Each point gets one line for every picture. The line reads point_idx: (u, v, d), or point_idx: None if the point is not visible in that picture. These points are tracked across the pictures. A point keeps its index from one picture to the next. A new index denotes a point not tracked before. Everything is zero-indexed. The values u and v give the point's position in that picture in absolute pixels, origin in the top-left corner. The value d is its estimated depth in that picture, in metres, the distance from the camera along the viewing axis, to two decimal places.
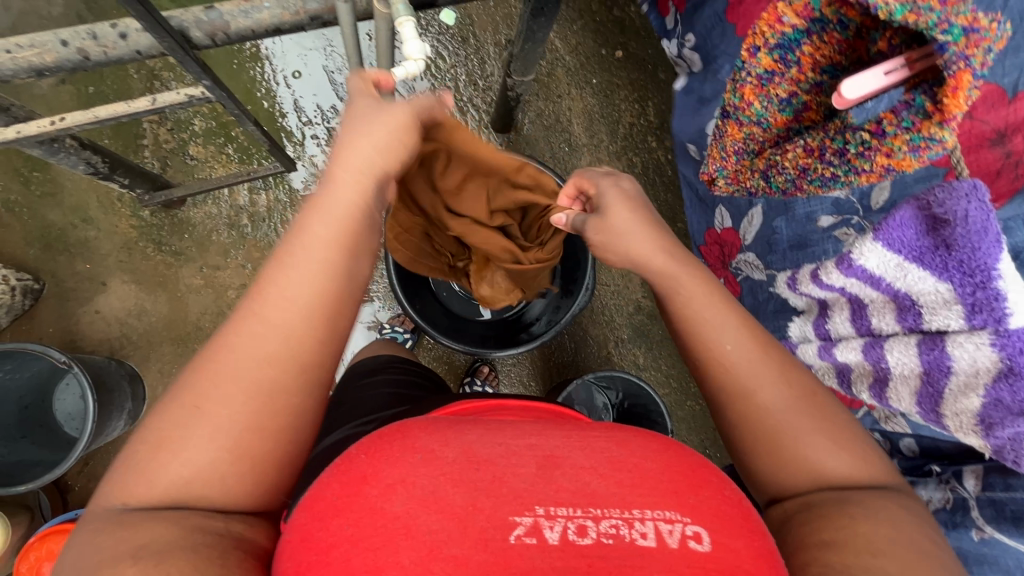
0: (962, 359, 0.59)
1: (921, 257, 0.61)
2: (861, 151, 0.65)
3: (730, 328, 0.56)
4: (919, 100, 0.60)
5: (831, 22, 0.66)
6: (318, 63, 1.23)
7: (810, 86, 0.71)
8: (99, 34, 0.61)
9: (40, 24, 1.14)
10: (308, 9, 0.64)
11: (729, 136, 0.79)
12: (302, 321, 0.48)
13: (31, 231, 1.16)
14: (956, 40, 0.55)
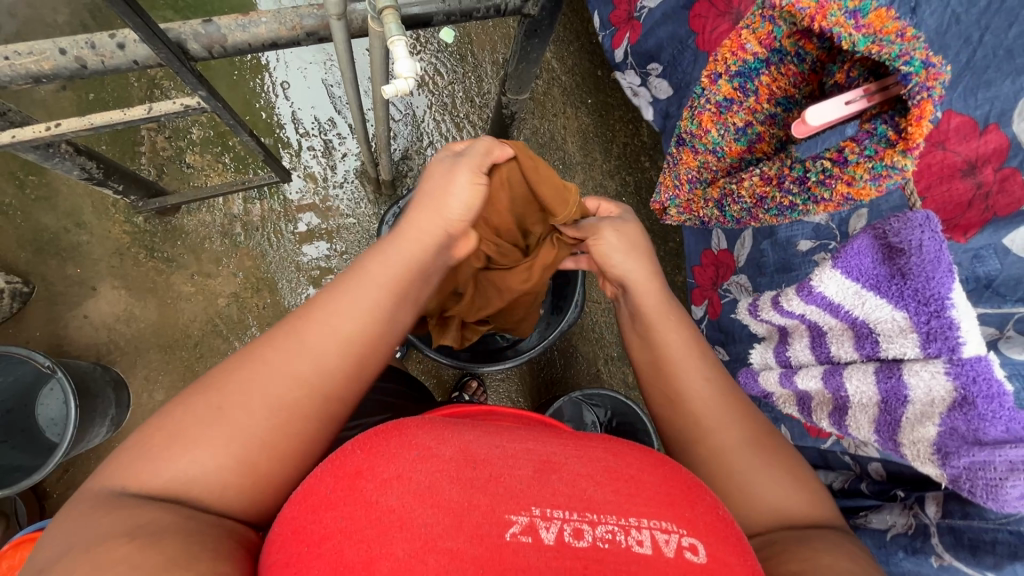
0: (917, 389, 0.52)
1: (879, 284, 0.53)
2: (819, 180, 0.58)
3: (702, 366, 0.61)
4: (880, 129, 0.52)
5: (789, 53, 0.58)
6: (317, 76, 1.25)
7: (765, 117, 0.64)
8: (97, 44, 0.62)
9: (44, 32, 1.16)
10: (305, 25, 0.66)
11: (684, 162, 0.73)
12: (334, 358, 0.52)
13: (24, 233, 1.16)
14: (916, 72, 0.46)
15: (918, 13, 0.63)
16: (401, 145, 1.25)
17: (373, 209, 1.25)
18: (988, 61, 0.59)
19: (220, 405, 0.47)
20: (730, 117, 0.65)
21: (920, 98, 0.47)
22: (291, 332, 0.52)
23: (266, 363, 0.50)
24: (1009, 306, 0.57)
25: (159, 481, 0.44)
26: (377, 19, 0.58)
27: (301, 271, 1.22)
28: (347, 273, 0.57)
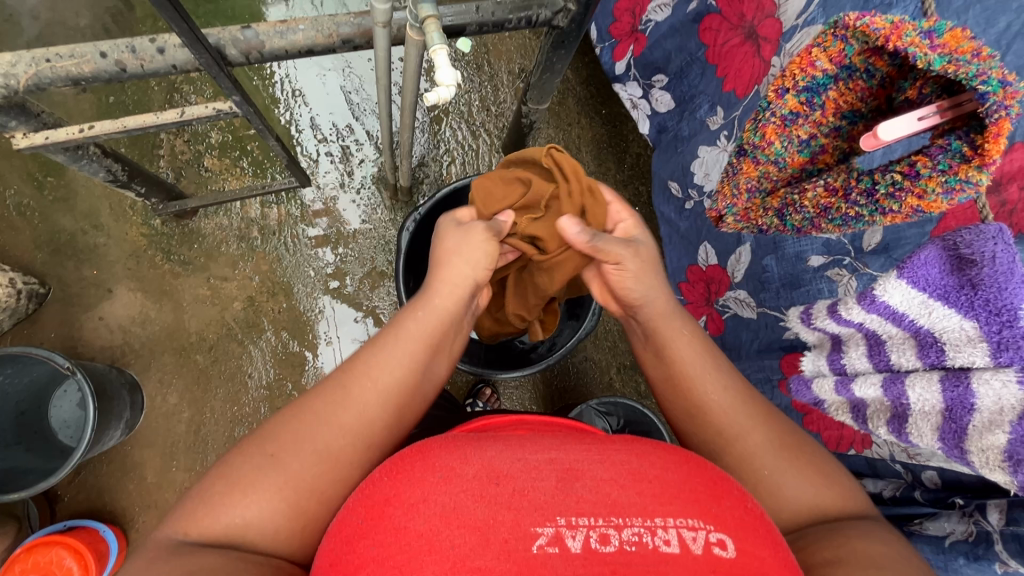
0: (986, 397, 0.52)
1: (948, 294, 0.53)
2: (889, 192, 0.57)
3: (717, 373, 0.61)
4: (954, 145, 0.52)
5: (859, 69, 0.57)
6: (336, 83, 1.26)
7: (829, 130, 0.63)
8: (138, 48, 0.63)
9: (66, 34, 1.17)
10: (341, 33, 0.67)
11: (742, 172, 0.69)
12: (379, 406, 0.53)
13: (41, 235, 1.16)
14: (996, 90, 0.47)
15: None
16: (418, 153, 1.26)
17: (390, 215, 1.25)
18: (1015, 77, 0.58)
19: (274, 453, 0.49)
20: (797, 129, 0.63)
21: (999, 117, 0.47)
22: (339, 383, 0.53)
23: (315, 416, 0.51)
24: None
25: (222, 525, 0.46)
26: (417, 28, 0.61)
27: (318, 277, 1.22)
28: (386, 328, 0.58)
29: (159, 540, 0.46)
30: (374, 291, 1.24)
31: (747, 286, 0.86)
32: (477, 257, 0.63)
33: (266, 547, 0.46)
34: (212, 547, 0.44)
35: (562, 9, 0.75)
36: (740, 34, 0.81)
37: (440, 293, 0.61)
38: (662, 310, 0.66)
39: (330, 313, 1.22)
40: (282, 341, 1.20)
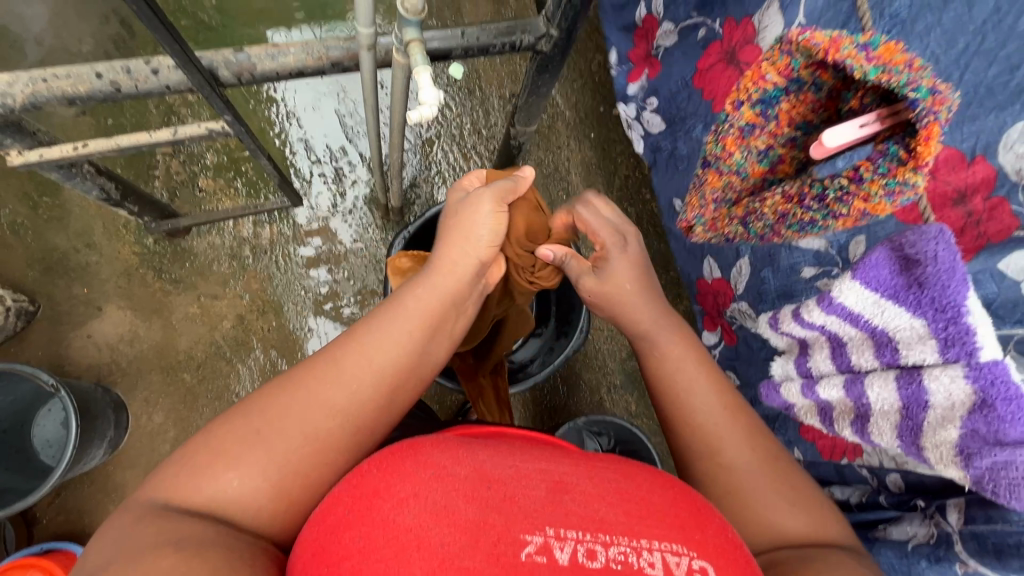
0: (939, 393, 0.52)
1: (897, 292, 0.54)
2: (838, 197, 0.67)
3: (707, 384, 0.60)
4: (892, 150, 0.62)
5: (806, 82, 0.70)
6: (330, 106, 1.29)
7: (785, 141, 0.75)
8: (133, 69, 0.66)
9: (69, 59, 1.20)
10: (331, 56, 0.70)
11: (708, 182, 0.84)
12: (371, 387, 0.52)
13: (33, 252, 1.17)
14: (923, 97, 0.58)
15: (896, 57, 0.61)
16: (409, 173, 1.28)
17: (381, 234, 1.27)
18: (971, 97, 0.57)
19: (260, 428, 0.48)
20: (754, 140, 0.77)
21: (928, 120, 0.58)
22: (329, 365, 0.52)
23: (303, 390, 0.50)
24: (1008, 329, 0.55)
25: (202, 496, 0.46)
26: (403, 50, 0.64)
27: (308, 295, 1.23)
28: (390, 303, 0.58)
29: (140, 505, 0.46)
30: (364, 309, 1.24)
31: (747, 298, 0.82)
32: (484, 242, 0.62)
33: (244, 525, 0.46)
34: (191, 516, 0.44)
35: (545, 33, 0.78)
36: (731, 62, 0.79)
37: (444, 274, 0.60)
38: (675, 338, 0.64)
39: (319, 331, 1.22)
40: (270, 360, 1.20)
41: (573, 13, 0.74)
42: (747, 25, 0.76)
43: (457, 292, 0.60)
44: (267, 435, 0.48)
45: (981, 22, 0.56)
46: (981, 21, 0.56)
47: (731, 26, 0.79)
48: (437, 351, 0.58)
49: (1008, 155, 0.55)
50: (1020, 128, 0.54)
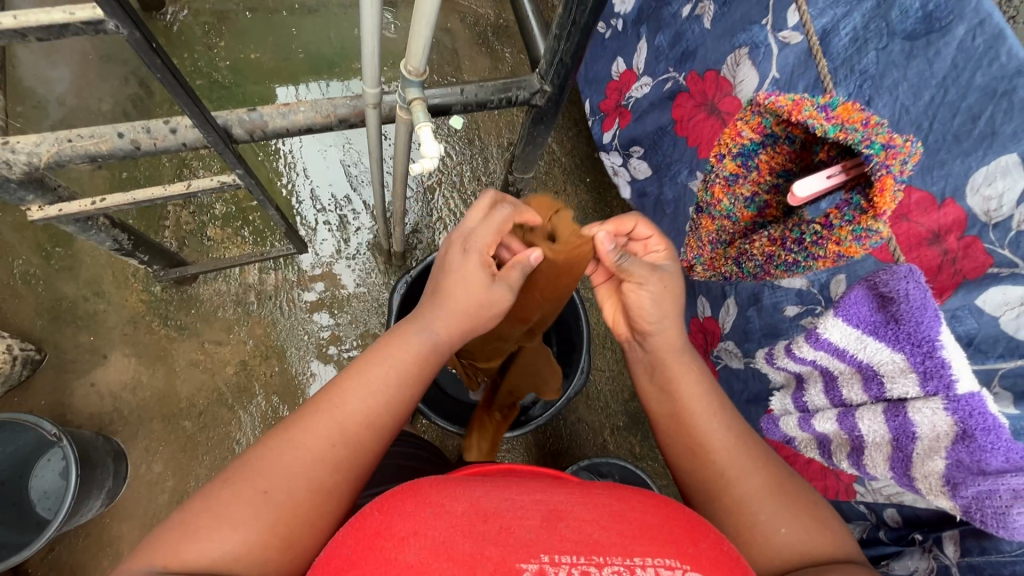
0: (924, 425, 0.53)
1: (877, 327, 0.56)
2: (814, 240, 0.65)
3: (717, 413, 0.59)
4: (855, 199, 0.60)
5: (781, 137, 0.64)
6: (336, 157, 1.34)
7: (768, 188, 0.70)
8: (152, 129, 0.70)
9: (89, 118, 1.26)
10: (338, 113, 0.75)
11: (702, 225, 0.81)
12: (361, 420, 0.53)
13: (43, 302, 1.19)
14: (877, 152, 0.55)
15: (871, 106, 0.64)
16: (411, 219, 1.32)
17: (384, 279, 1.29)
18: (939, 144, 0.58)
19: (265, 488, 0.49)
20: (742, 185, 0.71)
21: (880, 174, 0.55)
22: (320, 401, 0.53)
23: (294, 426, 0.52)
24: (992, 362, 0.56)
25: (207, 559, 0.46)
26: (405, 108, 0.69)
27: (311, 341, 1.24)
28: (376, 343, 0.58)
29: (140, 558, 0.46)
30: None
31: (736, 337, 0.85)
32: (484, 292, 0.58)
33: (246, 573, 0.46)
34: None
35: (539, 89, 0.83)
36: (707, 110, 0.85)
37: (431, 319, 0.58)
38: (672, 343, 0.63)
39: (322, 376, 1.23)
40: (272, 406, 1.20)
41: (566, 70, 0.79)
42: (718, 79, 0.82)
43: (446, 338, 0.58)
44: (274, 481, 0.49)
45: (940, 77, 0.58)
46: (942, 76, 0.58)
47: (696, 79, 0.86)
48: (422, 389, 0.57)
49: (975, 197, 0.56)
50: (985, 172, 0.56)
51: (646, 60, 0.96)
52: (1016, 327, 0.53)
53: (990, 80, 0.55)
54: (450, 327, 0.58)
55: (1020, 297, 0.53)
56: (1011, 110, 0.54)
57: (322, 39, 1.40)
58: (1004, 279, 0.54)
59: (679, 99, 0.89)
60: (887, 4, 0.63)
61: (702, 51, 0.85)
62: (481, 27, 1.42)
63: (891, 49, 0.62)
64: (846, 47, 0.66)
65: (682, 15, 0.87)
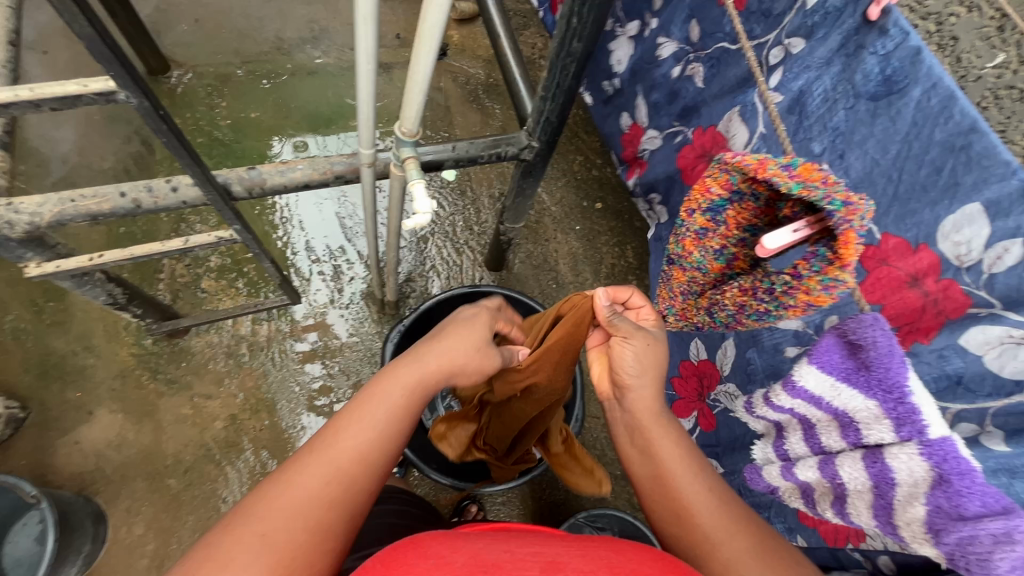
0: (901, 471, 0.50)
1: (847, 374, 0.53)
2: (784, 290, 0.54)
3: (699, 474, 0.60)
4: (821, 252, 0.50)
5: (746, 193, 0.55)
6: (331, 210, 1.38)
7: (735, 242, 0.58)
8: (154, 188, 0.72)
9: (90, 175, 1.30)
10: (334, 170, 0.78)
11: (672, 277, 0.65)
12: (364, 473, 0.54)
13: (31, 357, 1.18)
14: (838, 208, 0.46)
15: (845, 160, 0.67)
16: (405, 268, 1.35)
17: (377, 327, 1.30)
18: (909, 194, 0.61)
19: (265, 533, 0.48)
20: (710, 238, 0.59)
21: (844, 229, 0.47)
22: (320, 455, 0.53)
23: (296, 479, 0.51)
24: (982, 401, 0.54)
25: None
26: (399, 165, 0.73)
27: (302, 393, 1.23)
28: (366, 391, 0.58)
29: None
30: None
31: (735, 380, 0.86)
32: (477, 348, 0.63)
33: None
34: None
35: (527, 145, 0.88)
36: (706, 162, 0.88)
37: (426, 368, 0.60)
38: (648, 405, 0.63)
39: (313, 429, 1.21)
40: (261, 461, 1.17)
41: (552, 127, 0.84)
42: (715, 133, 0.85)
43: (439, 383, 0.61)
44: (276, 528, 0.48)
45: (904, 133, 0.61)
46: (905, 132, 0.61)
47: (700, 132, 0.89)
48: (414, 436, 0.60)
49: (945, 243, 0.57)
50: (952, 220, 0.57)
51: (647, 115, 1.01)
52: (1000, 364, 0.53)
53: (948, 136, 0.57)
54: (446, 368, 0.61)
55: (1000, 335, 0.53)
56: (969, 163, 0.55)
57: (320, 98, 1.47)
58: (983, 319, 0.54)
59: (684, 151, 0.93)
60: (851, 68, 0.66)
61: (700, 107, 0.88)
62: (472, 86, 1.50)
63: (858, 108, 0.66)
64: (819, 106, 0.70)
65: (672, 75, 0.93)
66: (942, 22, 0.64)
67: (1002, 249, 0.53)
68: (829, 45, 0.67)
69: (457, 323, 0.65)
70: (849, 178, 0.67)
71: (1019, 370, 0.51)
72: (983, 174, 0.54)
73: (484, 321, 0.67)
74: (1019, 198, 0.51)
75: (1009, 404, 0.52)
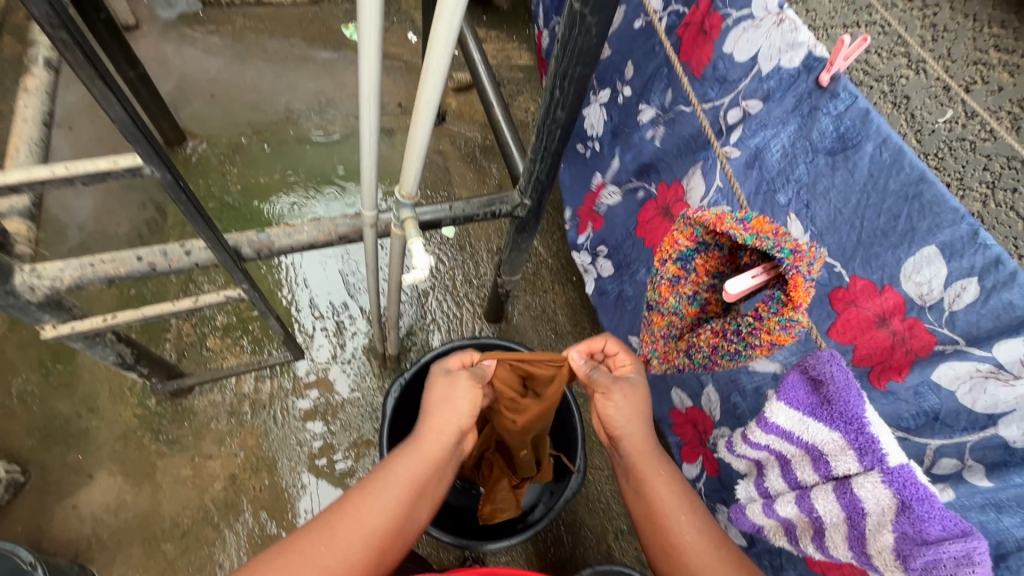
0: (870, 500, 0.52)
1: (813, 407, 0.56)
2: (750, 331, 0.54)
3: (694, 515, 0.62)
4: (777, 294, 0.50)
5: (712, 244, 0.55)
6: (335, 267, 1.43)
7: (708, 286, 0.58)
8: (169, 252, 0.77)
9: (106, 240, 1.36)
10: (339, 231, 0.83)
11: (652, 322, 0.64)
12: (363, 547, 0.58)
13: (35, 420, 1.19)
14: (787, 254, 0.47)
15: (812, 209, 0.71)
16: (406, 322, 1.38)
17: (378, 382, 1.32)
18: (873, 239, 0.64)
19: None
20: (684, 285, 0.58)
21: (792, 275, 0.46)
22: (325, 526, 0.59)
23: (298, 551, 0.56)
24: (959, 436, 0.57)
25: None
26: (400, 225, 0.78)
27: (303, 451, 1.23)
28: (377, 469, 0.65)
29: None
30: (359, 462, 1.23)
31: (726, 424, 0.86)
32: (459, 413, 0.67)
33: None
34: None
35: (520, 203, 0.93)
36: (663, 214, 0.95)
37: (425, 443, 0.65)
38: (641, 447, 0.65)
39: (313, 489, 1.20)
40: (259, 522, 1.16)
41: (542, 187, 0.89)
42: (674, 187, 0.93)
43: (439, 458, 0.65)
44: None
45: (862, 183, 0.65)
46: (862, 183, 0.65)
47: (665, 188, 0.95)
48: (419, 515, 0.64)
49: (909, 283, 0.60)
50: (913, 261, 0.60)
51: (614, 173, 1.09)
52: (972, 399, 0.55)
53: (901, 186, 0.61)
54: (439, 439, 0.66)
55: (967, 370, 0.55)
56: (922, 210, 0.59)
57: (327, 163, 1.55)
58: (950, 355, 0.57)
59: (646, 206, 0.99)
60: (807, 127, 0.70)
61: (657, 166, 0.97)
62: (469, 148, 1.60)
63: (817, 162, 0.70)
64: (781, 161, 0.74)
65: (646, 137, 0.99)
66: (895, 83, 0.70)
67: (960, 288, 0.55)
68: (786, 106, 0.72)
69: (437, 390, 0.69)
70: (814, 226, 0.70)
71: (989, 404, 0.54)
72: (936, 220, 0.58)
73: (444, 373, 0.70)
74: (971, 241, 0.55)
75: (984, 437, 0.55)
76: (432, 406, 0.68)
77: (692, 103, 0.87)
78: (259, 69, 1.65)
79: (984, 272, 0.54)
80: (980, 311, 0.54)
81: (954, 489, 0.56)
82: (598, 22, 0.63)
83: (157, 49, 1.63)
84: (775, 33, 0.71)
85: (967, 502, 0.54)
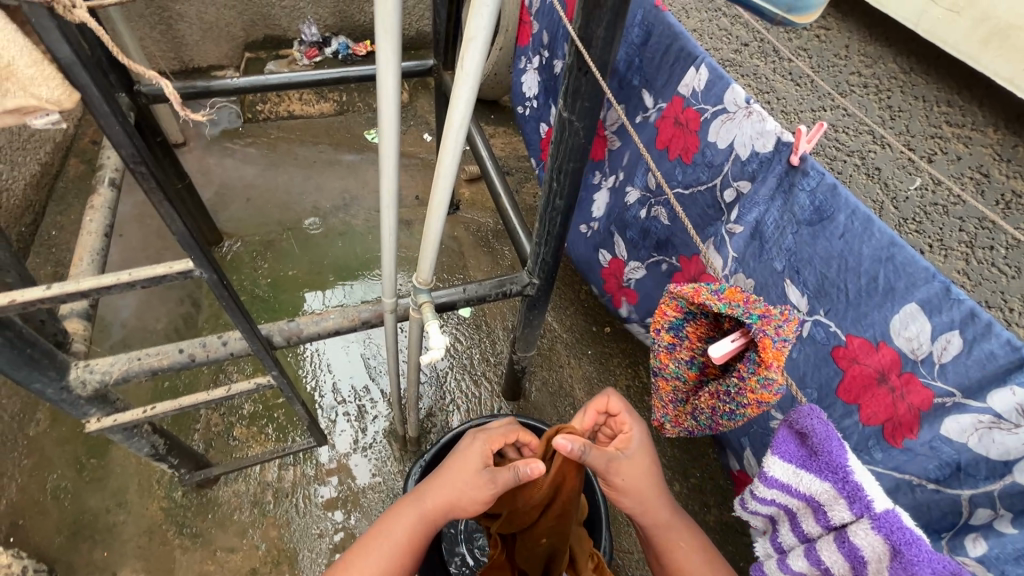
0: (868, 548, 0.46)
1: (805, 460, 0.49)
2: (736, 391, 0.52)
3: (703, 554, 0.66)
4: (752, 356, 0.50)
5: (698, 312, 0.56)
6: (357, 351, 1.48)
7: (702, 351, 0.58)
8: (208, 343, 0.84)
9: (145, 336, 1.45)
10: (361, 317, 0.90)
11: (657, 387, 0.63)
12: None
13: (65, 517, 1.21)
14: (755, 321, 0.48)
15: (801, 274, 0.76)
16: (426, 403, 1.40)
17: (399, 465, 1.32)
18: (860, 299, 0.68)
19: None
20: (679, 351, 0.58)
21: (760, 337, 0.47)
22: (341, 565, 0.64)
23: None
24: (984, 485, 0.59)
25: None
26: (417, 309, 0.85)
27: (325, 541, 1.21)
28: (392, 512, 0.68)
29: None
30: None
31: None
32: (472, 490, 0.62)
33: None
34: None
35: (529, 282, 0.99)
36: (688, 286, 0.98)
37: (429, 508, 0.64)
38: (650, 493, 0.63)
39: None
40: None
41: (548, 266, 0.96)
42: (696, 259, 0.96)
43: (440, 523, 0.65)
44: None
45: (841, 250, 0.69)
46: (841, 250, 0.69)
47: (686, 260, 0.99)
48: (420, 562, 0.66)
49: (899, 339, 0.64)
50: (899, 318, 0.63)
51: (627, 250, 1.14)
52: (985, 448, 0.58)
53: (875, 251, 0.65)
54: (442, 506, 0.64)
55: (972, 422, 0.59)
56: (898, 271, 0.63)
57: (350, 254, 1.67)
58: (952, 407, 0.60)
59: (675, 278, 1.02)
60: (789, 202, 0.75)
61: (673, 240, 1.01)
62: (483, 233, 1.70)
63: (800, 233, 0.75)
64: (774, 233, 0.79)
65: (640, 216, 1.07)
66: (865, 157, 0.81)
67: (946, 340, 0.59)
68: (768, 185, 0.77)
69: (456, 457, 0.65)
70: (809, 290, 0.75)
71: (1003, 451, 0.57)
72: (911, 279, 0.62)
73: (474, 448, 0.64)
74: (946, 296, 0.58)
75: (1005, 485, 0.57)
76: (445, 470, 0.66)
77: (692, 185, 0.93)
78: (290, 174, 1.82)
79: (963, 325, 0.57)
80: (967, 361, 0.57)
81: (987, 542, 0.58)
82: (584, 125, 0.74)
83: (201, 162, 1.82)
84: (747, 124, 0.78)
85: (1002, 555, 0.56)
